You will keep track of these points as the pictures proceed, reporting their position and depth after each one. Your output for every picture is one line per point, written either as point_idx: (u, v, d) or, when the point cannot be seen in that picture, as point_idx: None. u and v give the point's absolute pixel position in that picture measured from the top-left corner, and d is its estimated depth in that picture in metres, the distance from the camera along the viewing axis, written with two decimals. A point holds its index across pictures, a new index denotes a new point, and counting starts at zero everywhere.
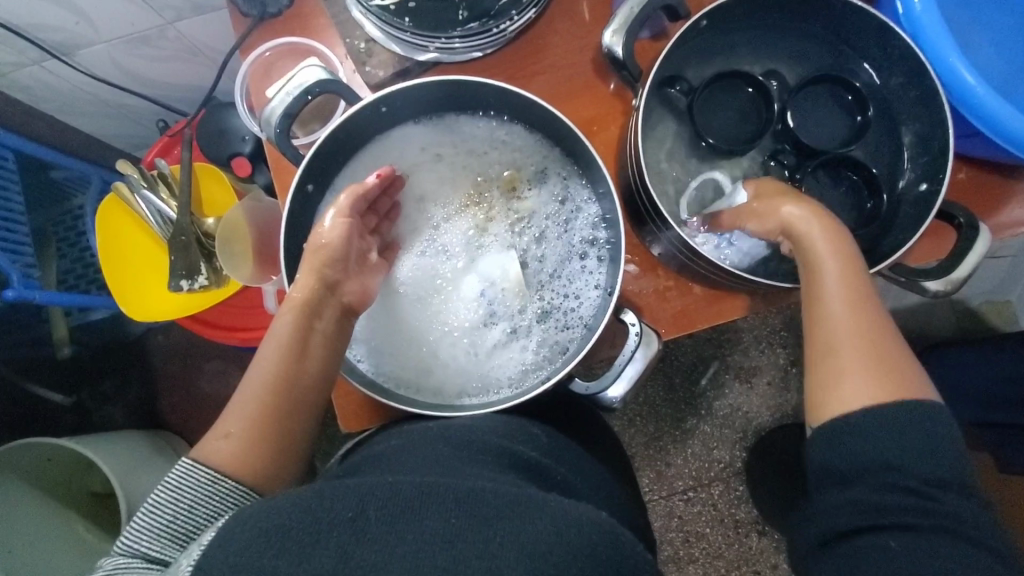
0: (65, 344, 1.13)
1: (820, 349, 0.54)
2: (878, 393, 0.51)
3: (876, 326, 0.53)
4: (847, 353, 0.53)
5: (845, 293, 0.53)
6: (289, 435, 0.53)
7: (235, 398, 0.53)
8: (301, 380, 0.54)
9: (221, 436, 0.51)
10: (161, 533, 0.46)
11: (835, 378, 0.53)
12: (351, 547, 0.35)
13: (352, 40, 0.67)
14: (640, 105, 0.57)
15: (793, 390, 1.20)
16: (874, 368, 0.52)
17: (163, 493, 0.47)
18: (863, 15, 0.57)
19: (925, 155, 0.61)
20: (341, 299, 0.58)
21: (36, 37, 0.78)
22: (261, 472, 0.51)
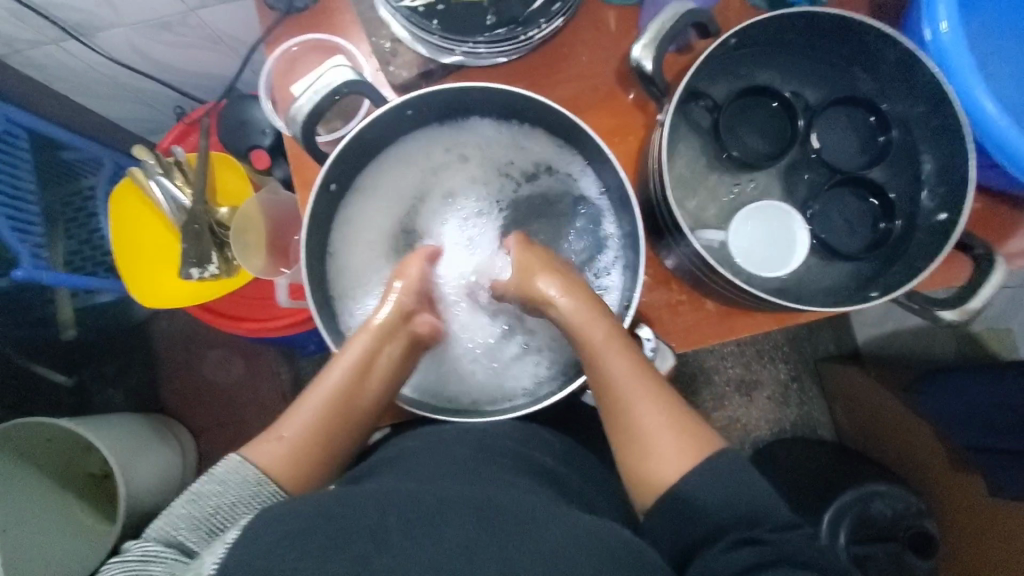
0: (70, 327, 1.11)
1: (615, 409, 0.55)
2: (688, 452, 0.51)
3: (641, 392, 0.55)
4: (644, 420, 0.53)
5: (629, 362, 0.56)
6: (332, 451, 0.56)
7: (296, 404, 0.57)
8: (359, 398, 0.58)
9: (275, 438, 0.54)
10: (199, 524, 0.46)
11: (648, 451, 0.52)
12: (371, 557, 0.35)
13: (377, 38, 0.67)
14: (665, 120, 0.57)
15: (792, 406, 1.22)
16: (673, 429, 0.53)
17: (208, 485, 0.48)
18: (891, 41, 0.58)
19: (944, 184, 0.61)
20: (412, 329, 0.62)
21: (57, 17, 0.78)
22: (303, 485, 0.53)
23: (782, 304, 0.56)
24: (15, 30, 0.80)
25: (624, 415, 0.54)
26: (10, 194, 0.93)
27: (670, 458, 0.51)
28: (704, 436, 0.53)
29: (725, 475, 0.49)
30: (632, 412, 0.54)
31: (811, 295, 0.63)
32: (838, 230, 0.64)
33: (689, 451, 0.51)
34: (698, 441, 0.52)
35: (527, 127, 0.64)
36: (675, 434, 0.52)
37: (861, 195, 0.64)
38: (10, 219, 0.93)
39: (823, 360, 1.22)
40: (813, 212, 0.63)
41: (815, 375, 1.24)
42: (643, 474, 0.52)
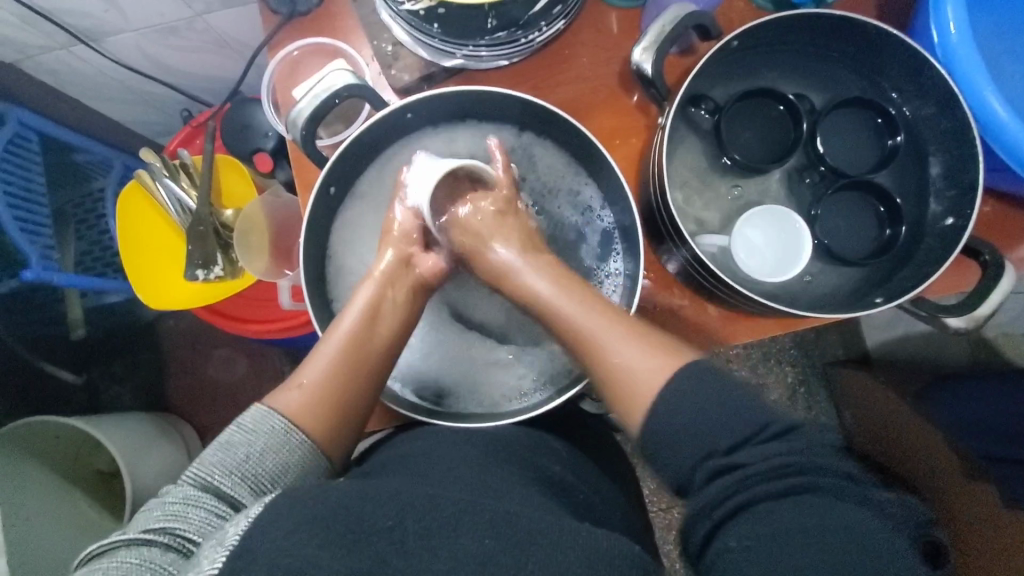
0: (79, 327, 1.15)
1: (586, 350, 0.56)
2: (665, 365, 0.52)
3: (607, 322, 0.56)
4: (619, 354, 0.54)
5: (587, 306, 0.57)
6: (353, 397, 0.55)
7: (309, 355, 0.57)
8: (373, 344, 0.57)
9: (295, 385, 0.54)
10: (234, 470, 0.48)
11: (629, 377, 0.52)
12: (385, 555, 0.36)
13: (379, 42, 0.68)
14: (666, 123, 0.57)
15: (799, 410, 1.21)
16: (648, 348, 0.53)
17: (239, 434, 0.50)
18: (899, 42, 0.57)
19: (953, 188, 0.60)
20: (417, 276, 0.64)
21: (66, 22, 0.79)
22: (328, 432, 0.53)
23: (782, 308, 0.55)
24: (26, 35, 0.82)
25: (603, 365, 0.54)
26: (21, 195, 0.95)
27: (644, 378, 0.52)
28: (670, 346, 0.54)
29: (696, 388, 0.49)
30: (609, 354, 0.54)
31: (815, 300, 0.62)
32: (843, 235, 0.63)
33: (663, 362, 0.52)
34: (669, 352, 0.53)
35: (526, 132, 0.64)
36: (653, 362, 0.52)
37: (869, 200, 0.63)
38: (21, 220, 0.94)
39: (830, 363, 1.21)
40: (818, 216, 0.62)
41: (823, 381, 1.23)
42: (628, 407, 0.52)
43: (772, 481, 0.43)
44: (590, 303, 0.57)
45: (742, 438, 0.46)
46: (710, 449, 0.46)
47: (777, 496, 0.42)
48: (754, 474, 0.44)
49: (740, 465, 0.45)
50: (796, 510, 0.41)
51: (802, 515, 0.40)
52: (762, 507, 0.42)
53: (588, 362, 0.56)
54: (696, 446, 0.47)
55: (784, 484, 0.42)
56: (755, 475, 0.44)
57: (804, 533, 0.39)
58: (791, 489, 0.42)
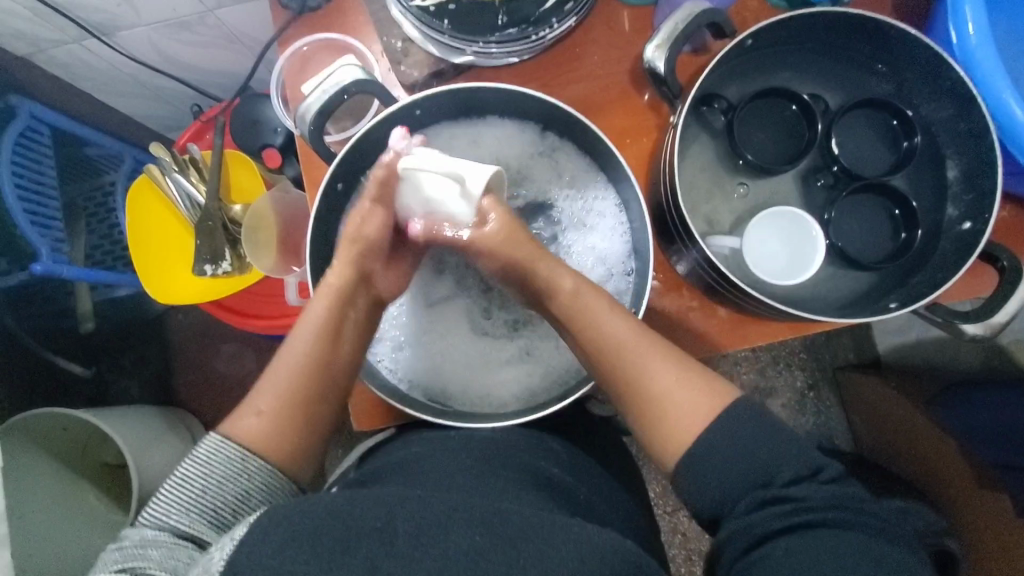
0: (89, 320, 1.16)
1: (626, 377, 0.54)
2: (709, 400, 0.51)
3: (648, 348, 0.54)
4: (656, 379, 0.53)
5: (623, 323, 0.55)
6: (317, 419, 0.54)
7: (264, 376, 0.55)
8: (333, 368, 0.55)
9: (253, 412, 0.52)
10: (189, 506, 0.46)
11: (672, 408, 0.52)
12: (378, 561, 0.35)
13: (389, 38, 0.67)
14: (678, 122, 0.56)
15: (809, 414, 1.19)
16: (692, 380, 0.53)
17: (192, 467, 0.48)
18: (917, 43, 0.56)
19: (970, 192, 0.59)
20: (372, 292, 0.60)
21: (78, 16, 0.79)
22: (293, 456, 0.52)
23: (794, 311, 0.54)
24: (39, 29, 0.82)
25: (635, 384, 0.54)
26: (33, 189, 0.95)
27: (690, 411, 0.51)
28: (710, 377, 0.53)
29: (743, 424, 0.49)
30: (653, 385, 0.53)
31: (829, 303, 0.62)
32: (856, 239, 0.61)
33: (706, 398, 0.51)
34: (710, 386, 0.52)
35: (549, 132, 0.63)
36: (693, 395, 0.52)
37: (882, 204, 0.62)
38: (32, 213, 0.95)
39: (841, 368, 1.19)
40: (831, 219, 0.61)
41: (833, 385, 1.21)
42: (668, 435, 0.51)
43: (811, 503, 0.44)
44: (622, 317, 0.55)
45: (794, 473, 0.47)
46: (768, 478, 0.47)
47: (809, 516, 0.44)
48: (805, 505, 0.45)
49: (791, 497, 0.45)
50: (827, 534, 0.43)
51: (840, 547, 0.42)
52: (803, 533, 0.43)
53: (626, 386, 0.54)
54: (745, 476, 0.47)
55: (826, 514, 0.44)
56: (805, 509, 0.44)
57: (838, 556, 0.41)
58: (832, 519, 0.43)
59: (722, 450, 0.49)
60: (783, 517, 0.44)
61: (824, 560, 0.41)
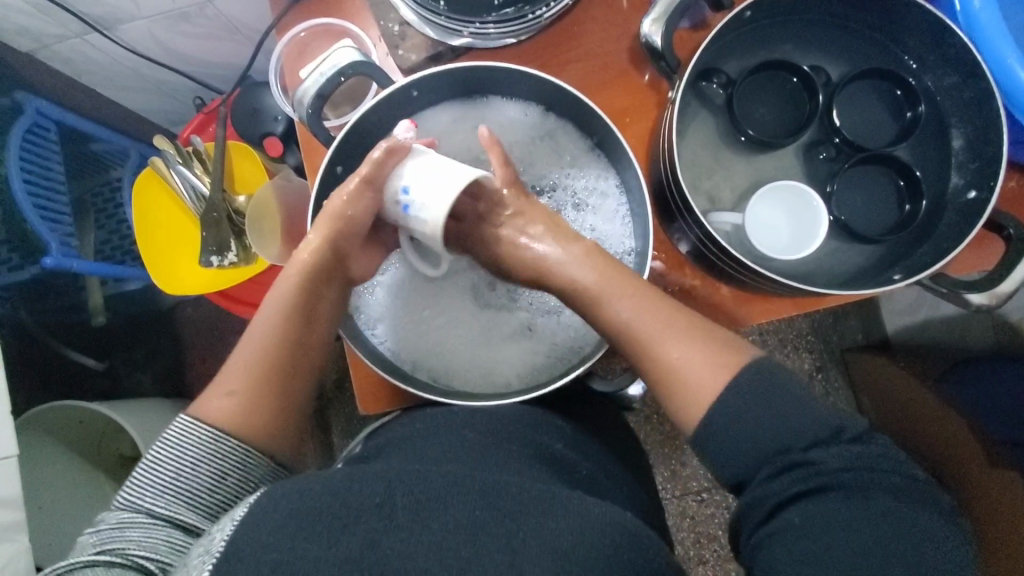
0: (100, 313, 1.16)
1: (638, 348, 0.54)
2: (722, 367, 0.51)
3: (662, 315, 0.54)
4: (669, 351, 0.53)
5: (637, 300, 0.55)
6: (290, 394, 0.54)
7: (233, 357, 0.55)
8: (305, 345, 0.56)
9: (223, 393, 0.52)
10: (164, 490, 0.48)
11: (691, 376, 0.51)
12: (377, 535, 0.36)
13: (386, 23, 0.66)
14: (676, 97, 0.55)
15: (817, 397, 1.18)
16: (710, 347, 0.52)
17: (162, 450, 0.49)
18: (919, 9, 0.55)
19: (975, 161, 0.58)
20: (348, 272, 0.60)
21: (78, 10, 0.80)
22: (265, 433, 0.52)
23: (796, 285, 0.54)
24: (41, 24, 0.83)
25: (646, 363, 0.54)
26: (41, 185, 0.97)
27: (702, 382, 0.51)
28: (715, 342, 0.53)
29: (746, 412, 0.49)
30: (669, 355, 0.53)
31: (834, 279, 0.61)
32: (861, 212, 0.61)
33: (718, 367, 0.51)
34: (727, 350, 0.52)
35: (550, 113, 0.63)
36: (706, 369, 0.51)
37: (887, 176, 0.61)
38: (42, 209, 0.97)
39: (849, 350, 1.18)
40: (834, 192, 0.60)
41: (841, 366, 1.20)
42: (679, 404, 0.52)
43: (832, 473, 0.45)
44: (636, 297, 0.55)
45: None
46: (763, 460, 0.48)
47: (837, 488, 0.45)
48: (820, 469, 0.46)
49: (809, 462, 0.46)
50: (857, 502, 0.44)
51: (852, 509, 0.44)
52: (819, 496, 0.45)
53: (643, 356, 0.54)
54: (746, 455, 0.48)
55: (841, 477, 0.45)
56: (819, 473, 0.46)
57: (866, 523, 0.43)
58: (848, 482, 0.45)
59: (719, 429, 0.50)
60: (800, 481, 0.46)
61: (834, 520, 0.43)
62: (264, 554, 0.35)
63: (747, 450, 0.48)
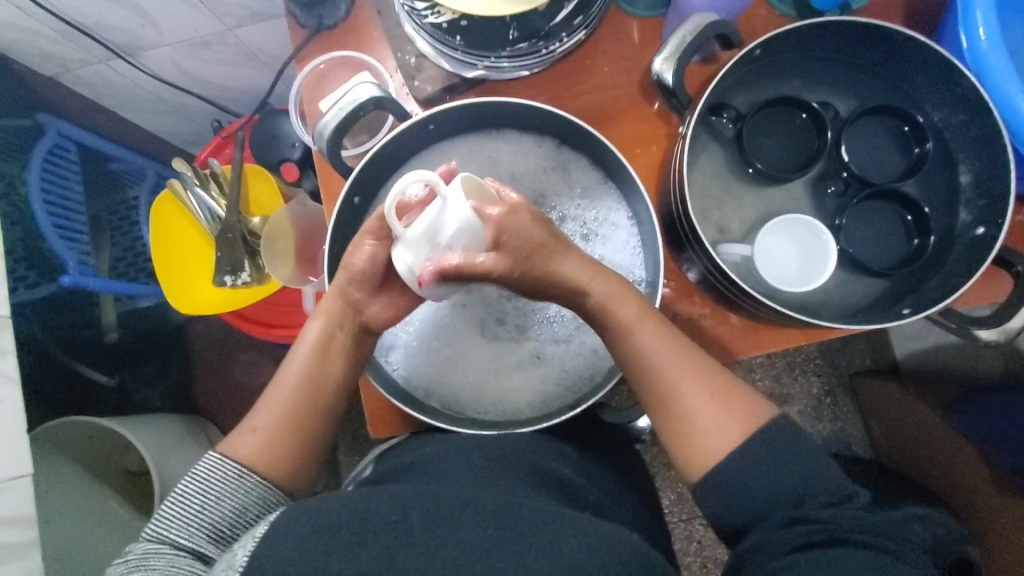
0: (113, 330, 1.20)
1: (661, 395, 0.54)
2: (736, 426, 0.52)
3: (690, 364, 0.54)
4: (690, 404, 0.53)
5: (661, 335, 0.54)
6: (308, 434, 0.56)
7: (265, 393, 0.57)
8: (324, 388, 0.57)
9: (249, 429, 0.54)
10: (190, 522, 0.49)
11: (706, 431, 0.52)
12: (394, 550, 0.37)
13: (403, 55, 0.70)
14: (687, 132, 0.56)
15: (826, 421, 1.18)
16: (726, 402, 0.53)
17: (191, 484, 0.51)
18: (925, 48, 0.56)
19: (983, 196, 0.59)
20: (364, 320, 0.58)
21: (103, 36, 0.82)
22: (289, 468, 0.54)
23: (807, 319, 0.54)
24: (67, 50, 0.85)
25: (666, 400, 0.53)
26: (60, 204, 0.98)
27: (716, 438, 0.51)
28: (738, 395, 0.53)
29: (764, 451, 0.50)
30: (688, 408, 0.53)
31: (842, 310, 0.62)
32: (869, 245, 0.61)
33: (733, 422, 0.52)
34: (737, 410, 0.52)
35: (564, 146, 0.65)
36: (723, 419, 0.52)
37: (894, 210, 0.62)
38: (60, 228, 0.98)
39: (857, 374, 1.18)
40: (843, 225, 0.61)
41: (850, 391, 1.19)
42: (691, 455, 0.52)
43: (838, 529, 0.46)
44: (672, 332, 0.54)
45: (825, 498, 0.49)
46: (793, 499, 0.49)
47: (844, 540, 0.46)
48: (831, 525, 0.47)
49: (818, 518, 0.47)
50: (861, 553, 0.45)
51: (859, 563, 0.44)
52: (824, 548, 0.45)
53: (662, 402, 0.54)
54: (778, 495, 0.49)
55: (847, 533, 0.46)
56: (824, 529, 0.47)
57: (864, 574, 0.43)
58: (857, 539, 0.46)
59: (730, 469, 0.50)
60: (806, 535, 0.46)
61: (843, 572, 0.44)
62: (288, 569, 0.36)
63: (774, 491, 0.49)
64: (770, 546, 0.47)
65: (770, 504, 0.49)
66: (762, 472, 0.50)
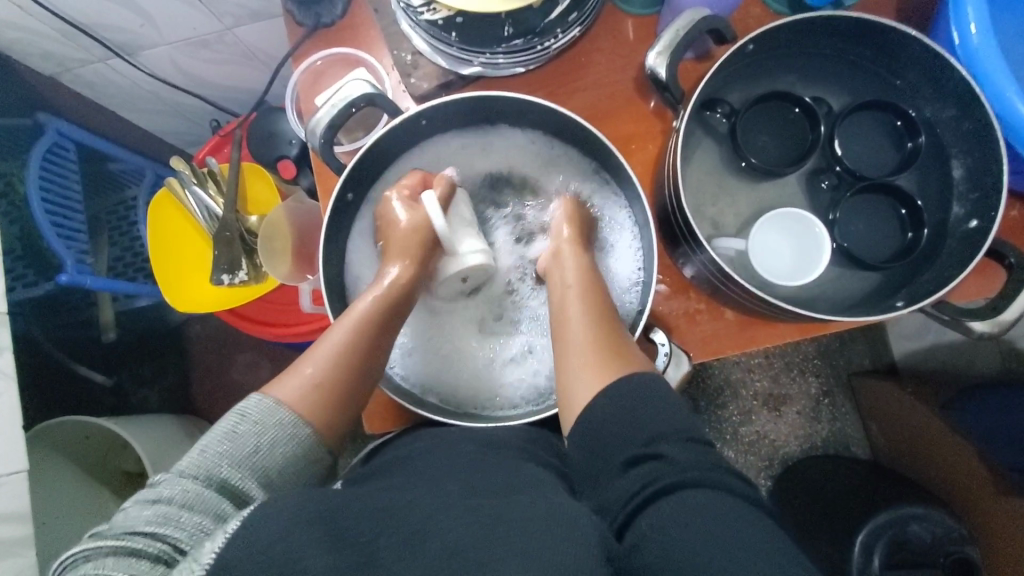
0: (110, 329, 1.17)
1: (559, 340, 0.58)
2: (606, 377, 0.53)
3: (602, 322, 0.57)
4: (576, 349, 0.56)
5: (591, 293, 0.59)
6: (356, 398, 0.56)
7: (314, 346, 0.57)
8: (380, 354, 0.58)
9: (306, 377, 0.54)
10: (240, 464, 0.47)
11: (581, 378, 0.54)
12: None
13: (399, 51, 0.68)
14: (681, 127, 0.57)
15: (824, 421, 1.18)
16: (607, 358, 0.54)
17: (243, 425, 0.49)
18: (917, 43, 0.56)
19: (976, 190, 0.59)
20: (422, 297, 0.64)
21: (102, 36, 0.83)
22: (331, 422, 0.54)
23: (800, 311, 0.54)
24: (68, 50, 0.86)
25: (563, 343, 0.57)
26: (59, 203, 0.99)
27: (586, 379, 0.53)
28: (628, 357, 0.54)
29: (628, 402, 0.50)
30: (572, 355, 0.56)
31: (836, 304, 0.62)
32: (864, 240, 0.61)
33: (606, 371, 0.53)
34: (623, 360, 0.54)
35: (559, 141, 0.65)
36: (606, 360, 0.53)
37: (889, 205, 0.62)
38: (59, 227, 0.99)
39: (855, 374, 1.18)
40: (836, 220, 0.61)
41: (848, 392, 1.19)
42: (566, 396, 0.54)
43: (678, 473, 0.44)
44: (578, 288, 0.59)
45: (665, 438, 0.47)
46: (638, 446, 0.47)
47: (679, 487, 0.43)
48: (671, 468, 0.44)
49: (657, 458, 0.45)
50: (694, 498, 0.42)
51: (701, 507, 0.41)
52: (664, 499, 0.42)
53: (557, 348, 0.58)
54: (626, 439, 0.48)
55: (686, 478, 0.43)
56: (669, 472, 0.44)
57: (701, 521, 0.40)
58: (696, 480, 0.43)
59: (608, 409, 0.50)
60: (647, 484, 0.44)
61: (681, 517, 0.40)
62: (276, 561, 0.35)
63: (634, 441, 0.47)
64: (620, 504, 0.44)
65: (619, 450, 0.48)
66: (624, 420, 0.49)
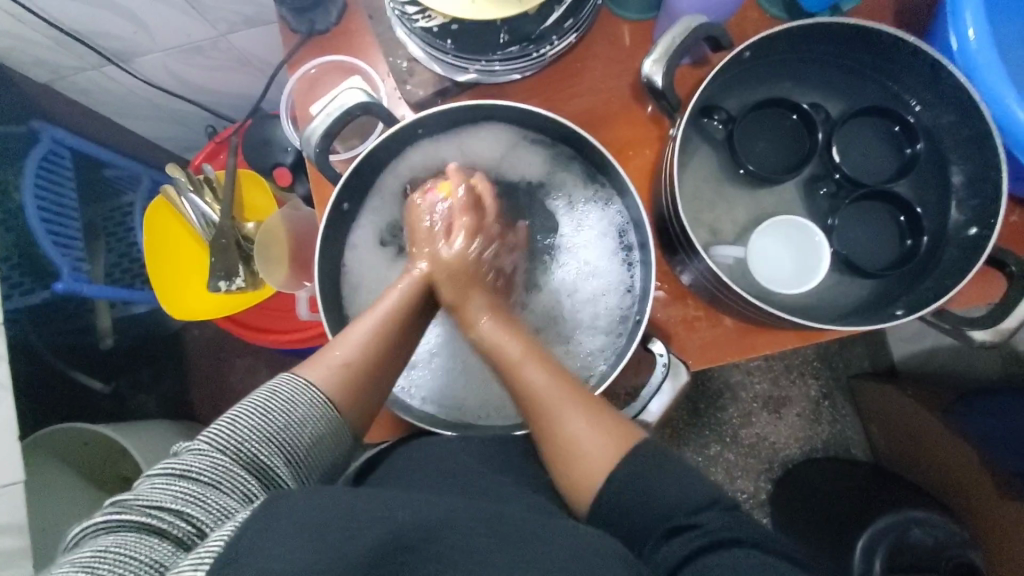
0: (108, 336, 1.16)
1: (542, 424, 0.53)
2: (612, 452, 0.50)
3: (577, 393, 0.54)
4: (570, 429, 0.52)
5: (544, 367, 0.55)
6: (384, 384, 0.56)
7: (345, 331, 0.56)
8: (410, 343, 0.58)
9: (337, 360, 0.53)
10: (269, 440, 0.47)
11: (582, 459, 0.51)
12: None
13: (395, 59, 0.69)
14: (677, 134, 0.56)
15: (824, 423, 1.17)
16: (606, 433, 0.51)
17: (273, 402, 0.49)
18: (915, 49, 0.56)
19: (975, 197, 0.59)
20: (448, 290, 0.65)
21: (95, 43, 0.82)
22: (356, 406, 0.54)
23: (799, 320, 0.54)
24: (62, 57, 0.85)
25: (551, 427, 0.52)
26: (54, 210, 0.98)
27: (596, 459, 0.50)
28: (618, 423, 0.52)
29: (646, 470, 0.49)
30: (569, 436, 0.52)
31: (836, 311, 0.61)
32: (861, 246, 0.61)
33: (611, 446, 0.51)
34: (615, 431, 0.51)
35: (555, 147, 0.64)
36: (599, 433, 0.51)
37: (888, 211, 0.62)
38: (55, 234, 0.98)
39: (855, 376, 1.18)
40: (835, 227, 0.61)
41: (848, 394, 1.19)
42: (576, 481, 0.51)
43: (716, 533, 0.43)
44: (532, 359, 0.55)
45: (702, 504, 0.46)
46: (670, 510, 0.46)
47: (722, 543, 0.42)
48: (707, 529, 0.43)
49: (696, 523, 0.44)
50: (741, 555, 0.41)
51: (744, 562, 0.40)
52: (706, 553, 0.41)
53: (544, 430, 0.53)
54: (658, 506, 0.47)
55: (728, 536, 0.42)
56: (710, 532, 0.43)
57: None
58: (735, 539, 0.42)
59: (631, 481, 0.48)
60: (687, 542, 0.43)
61: (725, 569, 0.39)
62: None
63: (659, 503, 0.47)
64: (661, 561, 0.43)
65: (650, 519, 0.47)
66: (644, 492, 0.48)
